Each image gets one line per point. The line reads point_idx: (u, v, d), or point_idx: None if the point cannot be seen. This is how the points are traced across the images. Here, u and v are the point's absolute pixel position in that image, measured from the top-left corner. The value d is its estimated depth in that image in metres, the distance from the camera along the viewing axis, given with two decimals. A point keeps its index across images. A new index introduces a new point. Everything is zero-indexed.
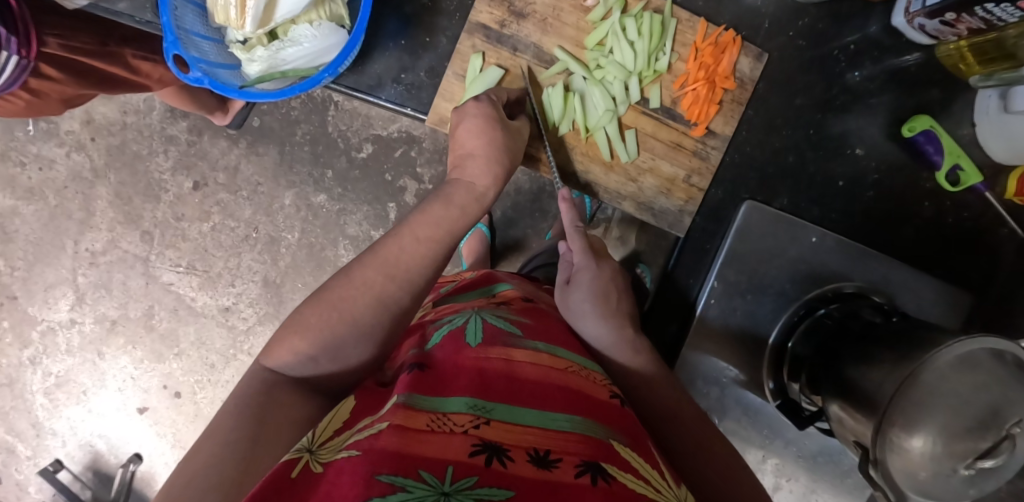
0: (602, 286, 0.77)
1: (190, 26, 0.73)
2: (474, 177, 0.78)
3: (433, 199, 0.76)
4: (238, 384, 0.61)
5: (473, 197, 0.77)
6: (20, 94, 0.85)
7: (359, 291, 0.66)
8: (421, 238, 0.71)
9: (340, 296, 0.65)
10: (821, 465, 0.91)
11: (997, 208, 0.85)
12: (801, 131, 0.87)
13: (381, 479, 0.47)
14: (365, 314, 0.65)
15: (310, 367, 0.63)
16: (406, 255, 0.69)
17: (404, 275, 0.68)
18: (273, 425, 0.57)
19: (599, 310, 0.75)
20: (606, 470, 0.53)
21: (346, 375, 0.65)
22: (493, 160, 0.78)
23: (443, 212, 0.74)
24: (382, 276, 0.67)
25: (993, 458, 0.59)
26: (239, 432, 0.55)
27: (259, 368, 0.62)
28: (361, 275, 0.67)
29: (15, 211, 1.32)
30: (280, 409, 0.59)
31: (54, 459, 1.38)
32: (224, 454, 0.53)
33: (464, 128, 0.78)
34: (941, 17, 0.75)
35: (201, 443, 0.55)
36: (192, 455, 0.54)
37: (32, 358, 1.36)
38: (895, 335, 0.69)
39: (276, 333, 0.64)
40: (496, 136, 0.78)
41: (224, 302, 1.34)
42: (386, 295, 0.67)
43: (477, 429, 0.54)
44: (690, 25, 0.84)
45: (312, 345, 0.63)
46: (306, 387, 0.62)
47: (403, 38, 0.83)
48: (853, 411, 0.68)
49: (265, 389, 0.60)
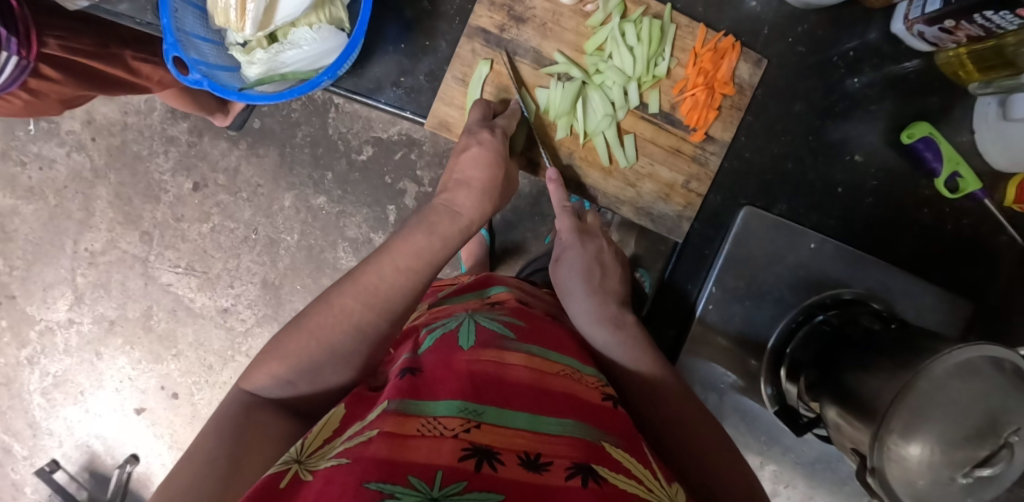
0: (587, 265, 0.80)
1: (190, 28, 0.73)
2: (462, 208, 0.76)
3: (415, 226, 0.73)
4: (216, 408, 0.61)
5: (458, 227, 0.75)
6: (19, 94, 0.85)
7: (338, 319, 0.64)
8: (401, 268, 0.69)
9: (317, 323, 0.64)
10: (819, 471, 0.91)
11: (997, 215, 0.85)
12: (800, 138, 0.87)
13: (370, 485, 0.47)
14: (343, 340, 0.64)
15: (288, 390, 0.63)
16: (385, 284, 0.67)
17: (383, 304, 0.67)
18: (251, 445, 0.57)
19: (585, 289, 0.78)
20: (597, 472, 0.53)
21: (323, 399, 0.65)
22: (486, 196, 0.77)
23: (424, 241, 0.71)
24: (360, 304, 0.66)
25: (991, 467, 0.58)
26: (217, 454, 0.55)
27: (238, 392, 0.62)
28: (341, 303, 0.65)
29: (15, 211, 1.33)
30: (260, 430, 0.59)
31: (50, 459, 1.38)
32: (200, 476, 0.53)
33: (468, 156, 0.77)
34: (940, 25, 0.75)
35: (179, 466, 0.54)
36: (170, 478, 0.53)
37: (30, 358, 1.36)
38: (893, 342, 0.69)
39: (257, 356, 0.64)
40: (497, 175, 0.78)
41: (222, 303, 1.35)
42: (364, 322, 0.65)
43: (467, 434, 0.53)
44: (689, 31, 0.84)
45: (289, 370, 0.63)
46: (285, 410, 0.63)
47: (404, 42, 0.83)
48: (851, 417, 0.68)
49: (245, 412, 0.60)
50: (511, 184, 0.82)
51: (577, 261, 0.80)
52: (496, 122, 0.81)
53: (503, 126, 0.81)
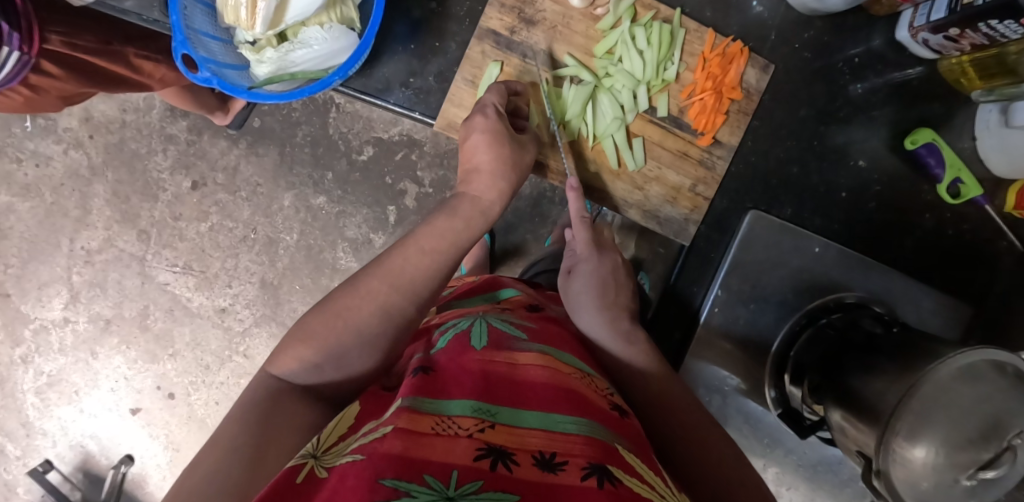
0: (600, 279, 0.79)
1: (199, 26, 0.73)
2: (480, 191, 0.77)
3: (438, 212, 0.75)
4: (242, 394, 0.60)
5: (479, 210, 0.76)
6: (20, 89, 0.84)
7: (364, 301, 0.65)
8: (426, 250, 0.70)
9: (345, 305, 0.65)
10: (820, 474, 0.92)
11: (996, 220, 0.86)
12: (805, 143, 0.88)
13: (386, 483, 0.46)
14: (370, 322, 0.65)
15: (314, 374, 0.62)
16: (410, 267, 0.68)
17: (408, 286, 0.67)
18: (276, 431, 0.57)
19: (598, 301, 0.77)
20: (612, 473, 0.53)
21: (348, 386, 0.65)
22: (500, 175, 0.77)
23: (447, 224, 0.73)
24: (387, 286, 0.66)
25: (995, 469, 0.59)
26: (245, 438, 0.55)
27: (265, 376, 0.62)
28: (367, 285, 0.66)
29: (11, 208, 1.31)
30: (285, 415, 0.58)
31: (44, 459, 1.37)
32: (228, 459, 0.53)
33: (471, 143, 0.77)
34: (944, 33, 0.76)
35: (205, 450, 0.54)
36: (196, 462, 0.53)
37: (24, 357, 1.35)
38: (897, 346, 0.70)
39: (281, 342, 0.64)
40: (505, 153, 0.77)
41: (220, 303, 1.34)
42: (390, 305, 0.66)
43: (482, 433, 0.54)
44: (698, 36, 0.85)
45: (316, 352, 0.62)
46: (312, 396, 0.62)
47: (413, 43, 0.84)
48: (855, 421, 0.68)
49: (271, 397, 0.60)
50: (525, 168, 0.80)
51: (592, 273, 0.79)
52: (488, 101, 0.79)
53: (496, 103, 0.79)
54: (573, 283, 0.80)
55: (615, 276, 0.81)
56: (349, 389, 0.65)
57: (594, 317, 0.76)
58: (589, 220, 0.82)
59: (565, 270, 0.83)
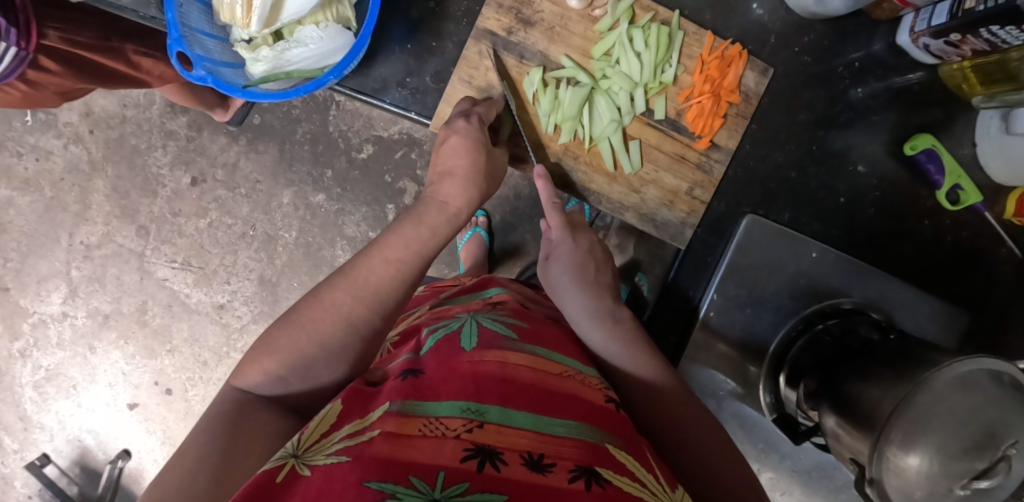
0: (579, 257, 0.78)
1: (194, 23, 0.73)
2: (448, 197, 0.76)
3: (403, 218, 0.73)
4: (209, 406, 0.60)
5: (446, 217, 0.75)
6: (17, 85, 0.84)
7: (328, 313, 0.64)
8: (390, 259, 0.69)
9: (309, 316, 0.64)
10: (815, 480, 0.91)
11: (997, 227, 0.86)
12: (804, 147, 0.87)
13: (371, 485, 0.47)
14: (334, 334, 0.64)
15: (279, 387, 0.62)
16: (375, 277, 0.67)
17: (372, 297, 0.67)
18: (243, 442, 0.56)
19: (577, 280, 0.76)
20: (601, 475, 0.53)
21: (317, 397, 0.64)
22: (471, 182, 0.76)
23: (412, 233, 0.71)
24: (351, 297, 0.66)
25: (988, 479, 0.58)
26: (209, 450, 0.54)
27: (230, 390, 0.62)
28: (330, 297, 0.65)
29: (10, 202, 1.31)
30: (251, 426, 0.58)
31: (41, 453, 1.37)
32: (193, 472, 0.53)
33: (449, 146, 0.77)
34: (946, 38, 0.75)
35: (171, 464, 0.54)
36: (161, 478, 0.53)
37: (22, 351, 1.35)
38: (893, 352, 0.69)
39: (248, 354, 0.64)
40: (479, 159, 0.77)
41: (218, 299, 1.34)
42: (354, 316, 0.65)
43: (469, 434, 0.53)
44: (697, 38, 0.85)
45: (279, 365, 0.62)
46: (276, 406, 0.62)
47: (410, 42, 0.84)
48: (850, 427, 0.68)
49: (238, 409, 0.60)
50: (497, 173, 0.81)
51: (568, 257, 0.78)
52: (474, 110, 0.81)
53: (482, 113, 0.81)
54: (551, 270, 0.79)
55: (592, 256, 0.80)
56: (314, 400, 0.64)
57: (580, 299, 0.75)
58: (559, 205, 0.82)
59: (542, 258, 0.82)
